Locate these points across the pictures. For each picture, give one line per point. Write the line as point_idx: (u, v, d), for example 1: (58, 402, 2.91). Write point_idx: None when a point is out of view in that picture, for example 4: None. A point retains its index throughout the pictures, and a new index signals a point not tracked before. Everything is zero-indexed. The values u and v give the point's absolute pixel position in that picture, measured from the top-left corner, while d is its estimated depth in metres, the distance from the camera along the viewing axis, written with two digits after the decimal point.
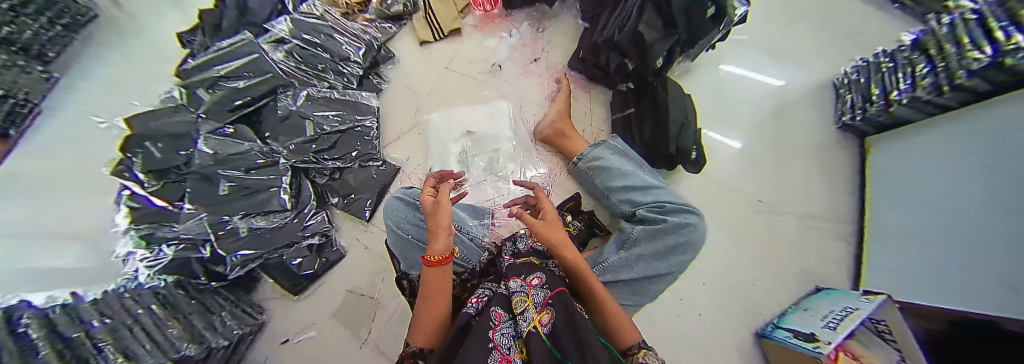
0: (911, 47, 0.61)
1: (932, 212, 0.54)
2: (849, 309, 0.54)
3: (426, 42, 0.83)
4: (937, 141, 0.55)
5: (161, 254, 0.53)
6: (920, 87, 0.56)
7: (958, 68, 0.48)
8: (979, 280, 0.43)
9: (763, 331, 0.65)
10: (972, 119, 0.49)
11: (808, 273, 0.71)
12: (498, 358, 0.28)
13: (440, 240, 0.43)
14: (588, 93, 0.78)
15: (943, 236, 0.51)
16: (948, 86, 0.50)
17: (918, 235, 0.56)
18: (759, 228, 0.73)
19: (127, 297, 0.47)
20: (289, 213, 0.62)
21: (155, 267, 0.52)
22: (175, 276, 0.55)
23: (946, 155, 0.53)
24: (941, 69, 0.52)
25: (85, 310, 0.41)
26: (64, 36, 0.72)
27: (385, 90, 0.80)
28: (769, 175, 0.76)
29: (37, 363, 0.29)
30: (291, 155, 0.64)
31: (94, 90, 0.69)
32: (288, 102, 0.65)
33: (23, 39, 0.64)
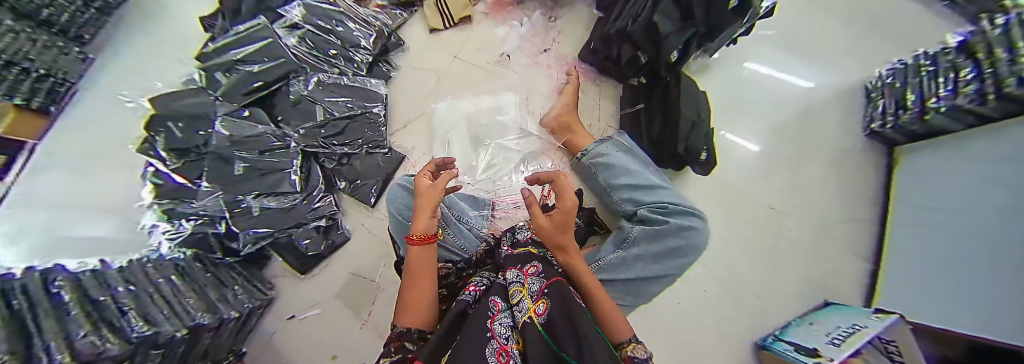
0: (957, 49, 0.55)
1: (963, 231, 0.50)
2: (856, 327, 0.52)
3: (436, 30, 0.82)
4: (978, 155, 0.51)
5: (182, 228, 0.57)
6: (962, 95, 0.51)
7: (1009, 74, 0.44)
8: (1014, 307, 0.40)
9: (763, 341, 0.63)
10: (1018, 133, 0.45)
11: (817, 284, 0.68)
12: (496, 348, 0.29)
13: (420, 220, 0.44)
14: (598, 87, 0.76)
15: (976, 257, 0.47)
16: (993, 94, 0.46)
17: (946, 254, 0.53)
18: (769, 236, 0.71)
19: (150, 268, 0.51)
20: (299, 195, 0.64)
21: (177, 239, 0.56)
22: (194, 250, 0.59)
23: (986, 170, 0.49)
24: (988, 74, 0.48)
25: (114, 279, 0.45)
26: (98, 19, 0.74)
27: (394, 78, 0.81)
28: (784, 181, 0.73)
29: (68, 322, 0.32)
30: (302, 140, 0.65)
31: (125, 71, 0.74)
32: (300, 88, 0.67)
33: (61, 22, 0.67)
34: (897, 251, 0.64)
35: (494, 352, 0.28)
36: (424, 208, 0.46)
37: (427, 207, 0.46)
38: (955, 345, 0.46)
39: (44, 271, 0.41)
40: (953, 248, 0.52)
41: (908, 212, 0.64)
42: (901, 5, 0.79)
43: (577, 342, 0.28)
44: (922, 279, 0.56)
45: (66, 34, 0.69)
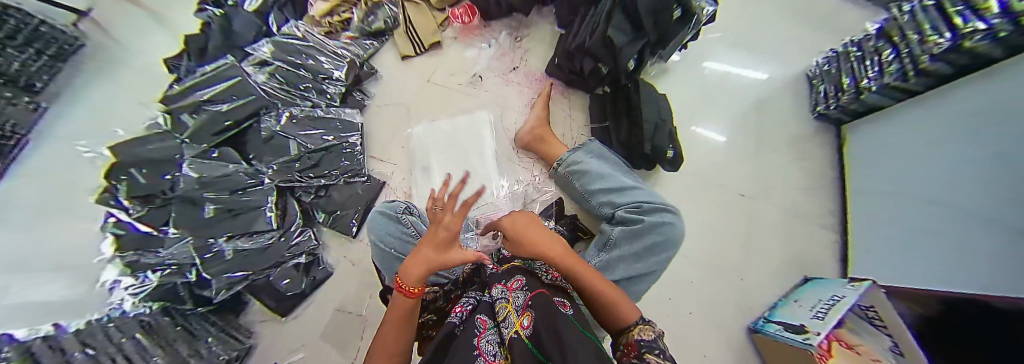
0: (877, 35, 0.64)
1: (909, 196, 0.55)
2: (836, 298, 0.55)
3: (408, 56, 0.85)
4: (909, 127, 0.57)
5: (147, 279, 0.53)
6: (887, 74, 0.58)
7: (920, 54, 0.51)
8: (964, 259, 0.43)
9: (754, 325, 0.65)
10: (940, 103, 0.51)
11: (794, 264, 0.71)
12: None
13: (414, 273, 0.36)
14: (567, 98, 0.80)
15: (924, 221, 0.51)
16: (913, 71, 0.53)
17: (898, 223, 0.57)
18: (743, 223, 0.74)
19: (112, 328, 0.47)
20: (275, 232, 0.62)
21: (141, 293, 0.53)
22: (161, 303, 0.55)
23: (916, 140, 0.55)
24: (904, 55, 0.55)
25: (68, 343, 0.41)
26: (53, 66, 0.75)
27: (369, 106, 0.82)
28: (749, 168, 0.78)
29: None
30: (275, 175, 0.64)
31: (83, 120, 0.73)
32: (271, 123, 0.66)
33: (13, 72, 0.68)
34: (858, 224, 0.68)
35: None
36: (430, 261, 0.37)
37: (430, 256, 0.37)
38: (927, 303, 0.48)
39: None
40: (905, 213, 0.56)
41: (861, 187, 0.69)
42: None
43: (559, 346, 0.27)
44: (883, 246, 0.61)
45: (17, 84, 0.69)
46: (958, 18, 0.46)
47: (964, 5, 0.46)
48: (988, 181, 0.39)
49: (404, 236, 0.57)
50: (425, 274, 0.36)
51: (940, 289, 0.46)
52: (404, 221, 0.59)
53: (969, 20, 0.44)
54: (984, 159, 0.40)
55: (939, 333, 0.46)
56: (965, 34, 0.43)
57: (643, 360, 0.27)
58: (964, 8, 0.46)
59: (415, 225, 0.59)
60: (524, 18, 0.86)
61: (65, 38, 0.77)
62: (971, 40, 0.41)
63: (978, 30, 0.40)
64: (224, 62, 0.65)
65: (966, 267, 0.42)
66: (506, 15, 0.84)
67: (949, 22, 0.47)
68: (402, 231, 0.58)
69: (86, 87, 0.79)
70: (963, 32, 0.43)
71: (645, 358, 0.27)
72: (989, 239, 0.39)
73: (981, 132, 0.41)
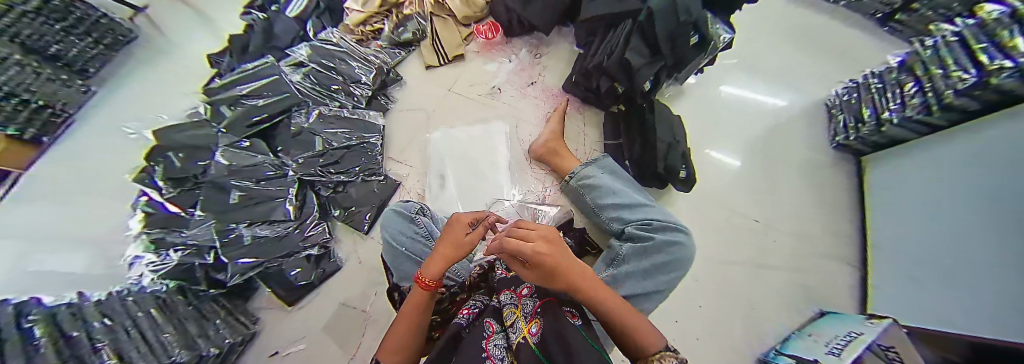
0: (900, 67, 0.65)
1: (932, 233, 0.54)
2: (853, 334, 0.53)
3: (431, 66, 0.89)
4: (934, 162, 0.56)
5: (167, 258, 0.54)
6: (909, 107, 0.58)
7: (946, 88, 0.51)
8: (988, 301, 0.41)
9: (766, 357, 0.62)
10: (967, 141, 0.50)
11: (811, 297, 0.69)
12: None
13: (436, 265, 0.38)
14: (582, 114, 0.82)
15: (949, 261, 0.49)
16: (937, 105, 0.53)
17: (922, 261, 0.55)
18: (757, 249, 0.73)
19: (128, 301, 0.48)
20: (292, 223, 0.64)
21: (160, 271, 0.53)
22: (176, 282, 0.56)
23: (941, 176, 0.53)
24: (929, 89, 0.55)
25: (89, 312, 0.42)
26: (105, 54, 0.84)
27: (390, 110, 0.85)
28: (763, 195, 0.77)
29: (36, 350, 0.30)
30: (299, 168, 0.67)
31: (134, 108, 0.81)
32: (301, 120, 0.70)
33: (68, 56, 0.77)
34: (879, 261, 0.66)
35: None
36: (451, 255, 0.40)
37: (447, 252, 0.41)
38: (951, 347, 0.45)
39: (20, 304, 0.40)
40: (927, 251, 0.54)
41: (884, 222, 0.67)
42: (850, 32, 0.88)
43: (567, 354, 0.27)
44: (904, 285, 0.58)
45: (71, 68, 0.78)
46: (984, 55, 0.46)
47: (989, 42, 0.47)
48: (1016, 221, 0.38)
49: (415, 236, 0.59)
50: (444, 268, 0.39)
51: (961, 329, 0.44)
52: (417, 221, 0.60)
53: (993, 58, 0.45)
54: (1014, 198, 0.39)
55: None
56: (990, 71, 0.43)
57: None
58: (989, 45, 0.47)
59: (427, 226, 0.61)
60: (544, 37, 0.90)
61: (121, 30, 0.87)
62: (998, 77, 0.42)
63: (1005, 68, 0.41)
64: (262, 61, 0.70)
65: (987, 310, 0.41)
66: (528, 33, 0.88)
67: (976, 59, 0.47)
68: (414, 231, 0.59)
69: (137, 79, 0.87)
70: (988, 69, 0.44)
71: None
72: (1015, 281, 0.38)
73: (1009, 171, 0.40)
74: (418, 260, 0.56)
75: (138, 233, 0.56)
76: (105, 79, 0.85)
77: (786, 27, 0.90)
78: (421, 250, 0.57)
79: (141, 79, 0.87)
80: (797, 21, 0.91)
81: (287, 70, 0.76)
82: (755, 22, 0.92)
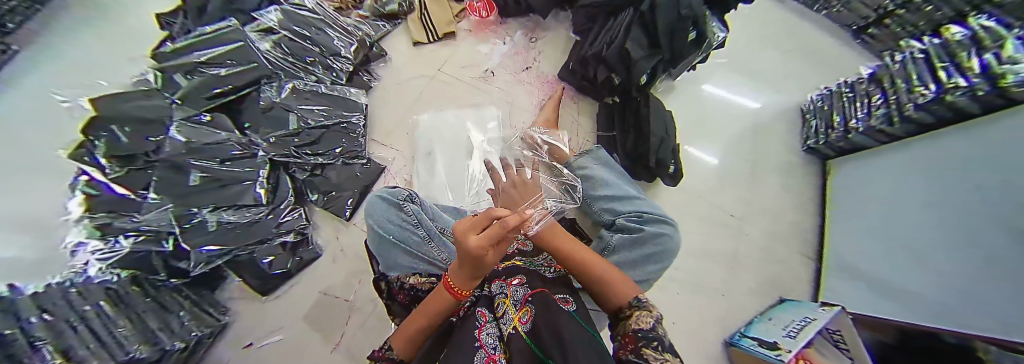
0: (869, 79, 0.68)
1: (882, 232, 0.59)
2: (807, 319, 0.59)
3: (419, 43, 0.83)
4: (890, 168, 0.61)
5: (118, 245, 0.48)
6: (874, 117, 0.63)
7: (907, 102, 0.55)
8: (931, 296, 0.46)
9: (731, 339, 0.68)
10: (922, 150, 0.55)
11: (774, 285, 0.75)
12: (483, 357, 0.27)
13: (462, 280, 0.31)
14: (576, 104, 0.81)
15: (896, 258, 0.55)
16: (898, 116, 0.57)
17: (871, 257, 0.61)
18: (731, 242, 0.77)
19: (72, 292, 0.42)
20: (264, 208, 0.59)
21: (110, 259, 0.47)
22: (130, 271, 0.51)
23: (897, 182, 0.58)
24: (893, 101, 0.59)
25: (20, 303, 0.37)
26: (27, 6, 0.71)
27: (373, 89, 0.80)
28: (741, 191, 0.81)
29: None
30: (271, 148, 0.61)
31: (71, 72, 0.70)
32: (270, 94, 0.63)
33: None
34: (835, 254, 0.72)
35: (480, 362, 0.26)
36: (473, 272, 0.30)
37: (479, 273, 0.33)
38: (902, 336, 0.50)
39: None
40: (877, 248, 0.60)
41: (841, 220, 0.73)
42: (828, 40, 0.92)
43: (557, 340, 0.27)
44: (854, 277, 0.65)
45: None
46: (944, 72, 0.49)
47: (950, 62, 0.50)
48: (966, 228, 0.42)
49: (403, 223, 0.56)
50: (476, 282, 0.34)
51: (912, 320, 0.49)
52: (405, 209, 0.57)
53: (950, 76, 0.48)
54: (961, 206, 0.43)
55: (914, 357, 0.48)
56: (948, 89, 0.47)
57: (638, 356, 0.24)
58: (949, 65, 0.50)
59: (416, 214, 0.57)
60: (541, 20, 0.87)
61: None
62: (953, 95, 0.45)
63: (960, 87, 0.44)
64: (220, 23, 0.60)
65: (933, 304, 0.46)
66: (523, 15, 0.84)
67: (936, 76, 0.50)
68: (402, 219, 0.56)
69: (74, 39, 0.75)
70: (946, 87, 0.47)
71: (641, 354, 0.24)
72: (957, 281, 0.42)
73: (960, 181, 0.44)
74: (408, 249, 0.54)
75: (77, 216, 0.48)
76: (30, 38, 0.72)
77: (772, 30, 0.93)
78: (411, 238, 0.55)
79: (79, 38, 0.75)
80: (783, 25, 0.93)
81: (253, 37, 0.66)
82: (745, 24, 0.93)
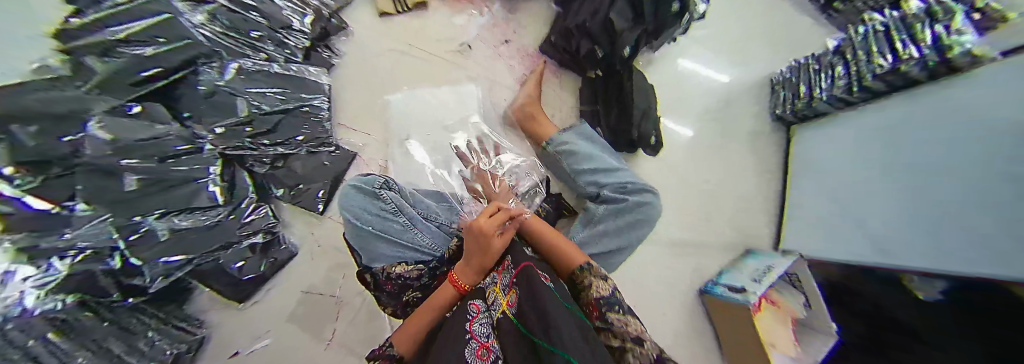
0: (833, 52, 0.72)
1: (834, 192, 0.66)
2: (768, 266, 0.68)
3: (386, 13, 0.74)
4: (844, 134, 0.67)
5: (52, 269, 0.39)
6: (835, 87, 0.67)
7: (867, 72, 0.58)
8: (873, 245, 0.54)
9: (705, 288, 0.77)
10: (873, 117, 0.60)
11: (740, 244, 0.83)
12: (476, 347, 0.29)
13: (470, 272, 0.43)
14: (560, 79, 0.78)
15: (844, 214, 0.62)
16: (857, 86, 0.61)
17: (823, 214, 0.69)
18: (704, 207, 0.84)
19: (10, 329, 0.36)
20: (223, 209, 0.53)
21: (47, 285, 0.39)
22: (76, 295, 0.43)
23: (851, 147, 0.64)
24: (853, 72, 0.63)
25: None
26: None
27: (336, 67, 0.72)
28: (714, 159, 0.86)
29: None
30: (219, 141, 0.52)
31: None
32: (212, 75, 0.52)
33: None
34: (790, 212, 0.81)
35: (473, 351, 0.28)
36: (483, 263, 0.42)
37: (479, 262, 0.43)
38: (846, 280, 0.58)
39: None
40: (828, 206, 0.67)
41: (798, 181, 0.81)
42: (804, 8, 0.92)
43: (540, 316, 0.29)
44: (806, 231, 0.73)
45: None
46: (900, 44, 0.53)
47: (907, 34, 0.53)
48: (914, 185, 0.47)
49: (381, 212, 0.54)
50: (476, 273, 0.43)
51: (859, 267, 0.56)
52: (383, 198, 0.54)
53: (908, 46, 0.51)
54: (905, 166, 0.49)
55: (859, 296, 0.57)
56: (903, 60, 0.51)
57: (606, 322, 0.35)
58: (905, 37, 0.53)
59: (394, 201, 0.55)
60: None
61: None
62: (907, 66, 0.49)
63: (913, 58, 0.48)
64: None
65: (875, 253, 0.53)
66: None
67: (894, 47, 0.54)
68: (379, 208, 0.54)
69: None
70: (902, 58, 0.51)
71: (608, 318, 0.35)
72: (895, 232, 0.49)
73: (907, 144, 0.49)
74: (390, 237, 0.53)
75: None
76: None
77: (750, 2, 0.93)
78: (391, 227, 0.53)
79: None
80: None
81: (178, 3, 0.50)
82: None
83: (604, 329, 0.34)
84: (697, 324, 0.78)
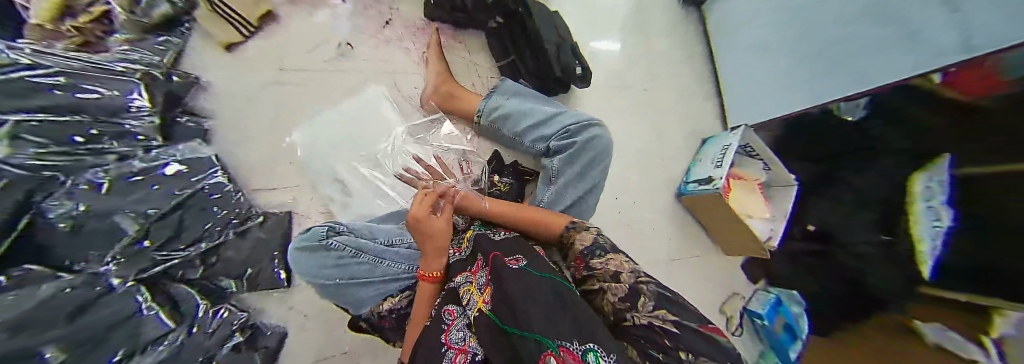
0: None
1: None
2: (726, 147, 0.78)
3: (234, 44, 0.63)
4: None
5: None
6: None
7: None
8: None
9: (681, 190, 0.85)
10: None
11: (687, 133, 0.91)
12: (452, 356, 0.28)
13: (429, 260, 0.45)
14: (462, 42, 0.71)
15: None
16: None
17: None
18: (648, 113, 0.88)
19: None
20: (177, 332, 0.45)
21: None
22: None
23: None
24: None
25: None
26: None
27: (212, 131, 0.61)
28: (638, 65, 0.89)
29: None
30: (124, 267, 0.44)
31: None
32: (65, 206, 0.38)
33: None
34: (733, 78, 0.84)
35: (449, 362, 0.27)
36: (435, 246, 0.45)
37: (434, 246, 0.45)
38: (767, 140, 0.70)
39: None
40: None
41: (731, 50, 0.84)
42: None
43: (509, 303, 0.27)
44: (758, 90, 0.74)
45: None
46: None
47: None
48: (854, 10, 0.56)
49: (339, 261, 0.50)
50: (439, 259, 0.45)
51: None
52: (330, 246, 0.50)
53: None
54: None
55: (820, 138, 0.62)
56: None
57: (590, 269, 0.35)
58: None
59: (350, 245, 0.51)
60: None
61: None
62: None
63: None
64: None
65: None
66: None
67: None
68: (335, 257, 0.50)
69: None
70: None
71: (592, 267, 0.35)
72: None
73: None
74: (362, 281, 0.50)
75: None
76: None
77: None
78: (359, 270, 0.50)
79: None
80: None
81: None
82: None
83: (591, 278, 0.35)
84: (680, 220, 0.87)
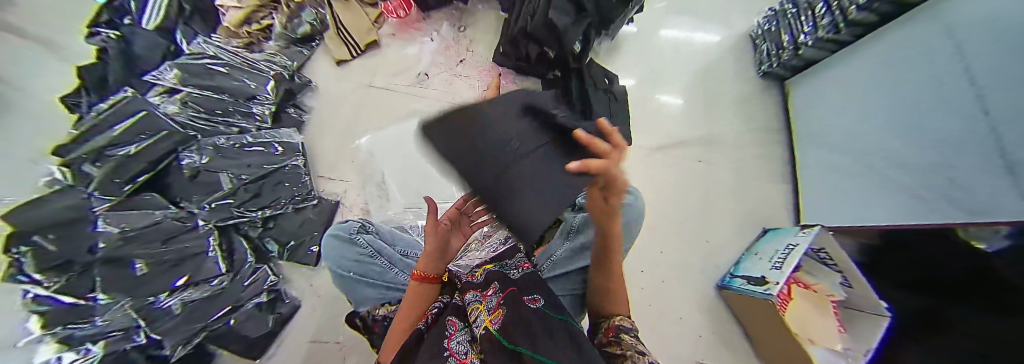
0: None
1: (874, 126, 0.63)
2: (790, 246, 0.64)
3: (343, 61, 0.80)
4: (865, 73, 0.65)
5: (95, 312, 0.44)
6: (820, 28, 0.69)
7: (850, 4, 0.62)
8: (965, 177, 0.45)
9: (722, 282, 0.74)
10: (899, 31, 0.58)
11: (747, 218, 0.81)
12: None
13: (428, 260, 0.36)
14: (520, 86, 0.78)
15: (894, 142, 0.58)
16: (844, 23, 0.64)
17: (878, 154, 0.62)
18: (699, 186, 0.82)
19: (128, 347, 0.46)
20: (225, 276, 0.56)
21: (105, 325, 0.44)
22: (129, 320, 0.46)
23: (886, 79, 0.60)
24: (836, 7, 0.66)
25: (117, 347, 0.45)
26: None
27: (306, 124, 0.76)
28: (702, 135, 0.85)
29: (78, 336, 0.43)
30: (212, 213, 0.56)
31: None
32: (194, 158, 0.55)
33: None
34: (823, 162, 0.76)
35: None
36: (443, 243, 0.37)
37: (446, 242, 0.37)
38: (869, 234, 0.60)
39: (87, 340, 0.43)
40: (884, 153, 0.60)
41: (811, 136, 0.81)
42: None
43: (529, 332, 0.22)
44: (857, 180, 0.66)
45: None
46: None
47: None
48: (902, 124, 0.57)
49: (359, 257, 0.53)
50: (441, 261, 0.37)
51: (951, 220, 0.47)
52: (358, 241, 0.55)
53: None
54: (992, 70, 0.41)
55: (891, 249, 0.56)
56: None
57: (618, 340, 0.29)
58: None
59: (371, 245, 0.55)
60: (464, 6, 0.86)
61: None
62: None
63: None
64: (112, 55, 0.56)
65: (973, 185, 0.44)
66: (444, 4, 0.83)
67: None
68: (357, 253, 0.54)
69: None
70: None
71: (621, 338, 0.29)
72: (992, 157, 0.41)
73: (961, 52, 0.46)
74: (369, 281, 0.52)
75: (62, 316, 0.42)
76: None
77: None
78: (372, 270, 0.53)
79: None
80: None
81: (165, 83, 0.59)
82: None
83: (615, 345, 0.28)
84: (722, 317, 0.74)
